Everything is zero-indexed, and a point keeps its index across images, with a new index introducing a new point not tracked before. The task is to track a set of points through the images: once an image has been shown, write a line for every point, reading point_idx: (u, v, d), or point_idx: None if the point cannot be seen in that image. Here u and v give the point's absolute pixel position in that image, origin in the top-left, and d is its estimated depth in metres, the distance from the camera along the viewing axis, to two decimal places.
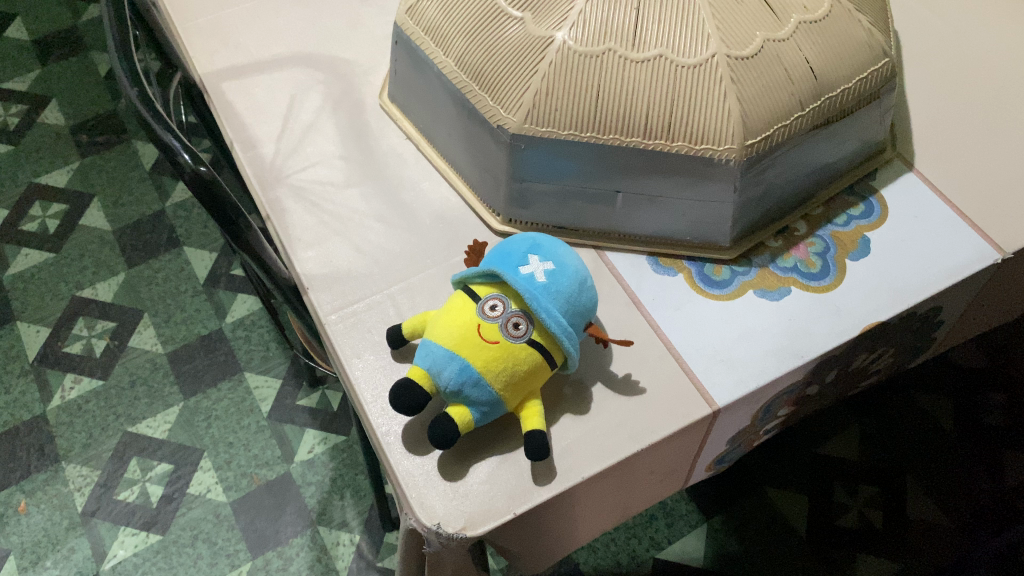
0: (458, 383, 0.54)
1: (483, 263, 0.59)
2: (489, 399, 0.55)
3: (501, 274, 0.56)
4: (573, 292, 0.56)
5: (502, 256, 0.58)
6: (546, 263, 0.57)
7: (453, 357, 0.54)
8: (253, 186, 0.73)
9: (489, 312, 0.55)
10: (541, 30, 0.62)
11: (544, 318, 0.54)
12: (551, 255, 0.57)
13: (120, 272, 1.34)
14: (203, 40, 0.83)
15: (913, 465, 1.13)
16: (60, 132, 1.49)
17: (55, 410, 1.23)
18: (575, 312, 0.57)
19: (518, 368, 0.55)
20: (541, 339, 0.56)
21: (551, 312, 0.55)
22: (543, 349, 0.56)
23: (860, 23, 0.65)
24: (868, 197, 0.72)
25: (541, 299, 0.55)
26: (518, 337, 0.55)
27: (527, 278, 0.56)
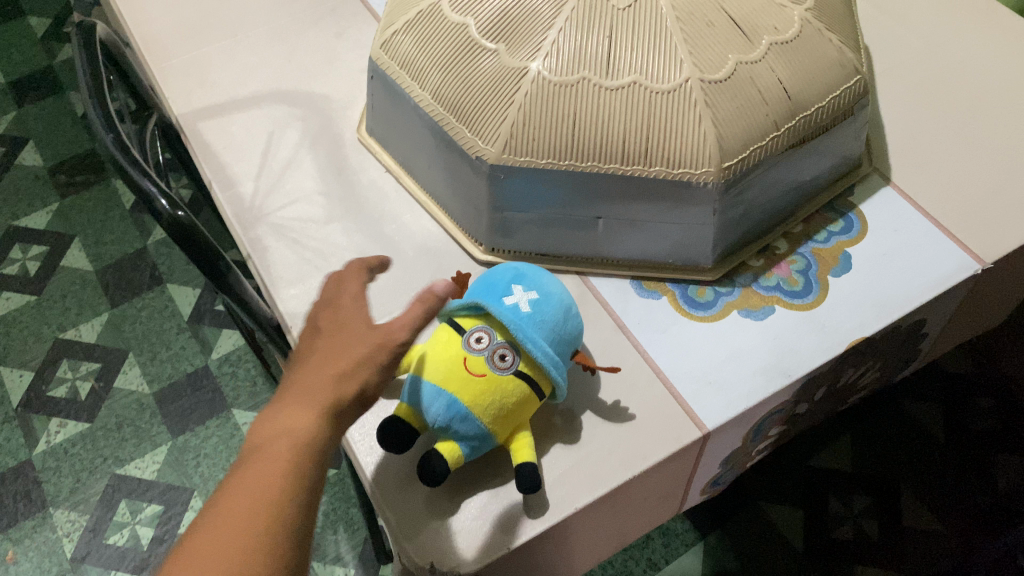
0: (447, 418, 0.54)
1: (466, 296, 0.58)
2: (478, 432, 0.55)
3: (485, 306, 0.56)
4: (559, 321, 0.56)
5: (485, 288, 0.58)
6: (529, 292, 0.57)
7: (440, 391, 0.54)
8: (233, 225, 0.73)
9: (474, 344, 0.55)
10: (515, 61, 0.62)
11: (530, 348, 0.54)
12: (534, 284, 0.57)
13: (103, 312, 1.33)
14: (179, 80, 0.83)
15: (906, 474, 1.12)
16: (38, 173, 1.48)
17: (41, 455, 1.21)
18: (560, 341, 0.56)
19: (506, 400, 0.54)
20: (528, 370, 0.55)
21: (537, 343, 0.55)
22: (531, 380, 0.55)
23: (830, 41, 0.65)
24: (847, 212, 0.73)
25: (526, 330, 0.55)
26: (504, 367, 0.54)
27: (511, 309, 0.56)
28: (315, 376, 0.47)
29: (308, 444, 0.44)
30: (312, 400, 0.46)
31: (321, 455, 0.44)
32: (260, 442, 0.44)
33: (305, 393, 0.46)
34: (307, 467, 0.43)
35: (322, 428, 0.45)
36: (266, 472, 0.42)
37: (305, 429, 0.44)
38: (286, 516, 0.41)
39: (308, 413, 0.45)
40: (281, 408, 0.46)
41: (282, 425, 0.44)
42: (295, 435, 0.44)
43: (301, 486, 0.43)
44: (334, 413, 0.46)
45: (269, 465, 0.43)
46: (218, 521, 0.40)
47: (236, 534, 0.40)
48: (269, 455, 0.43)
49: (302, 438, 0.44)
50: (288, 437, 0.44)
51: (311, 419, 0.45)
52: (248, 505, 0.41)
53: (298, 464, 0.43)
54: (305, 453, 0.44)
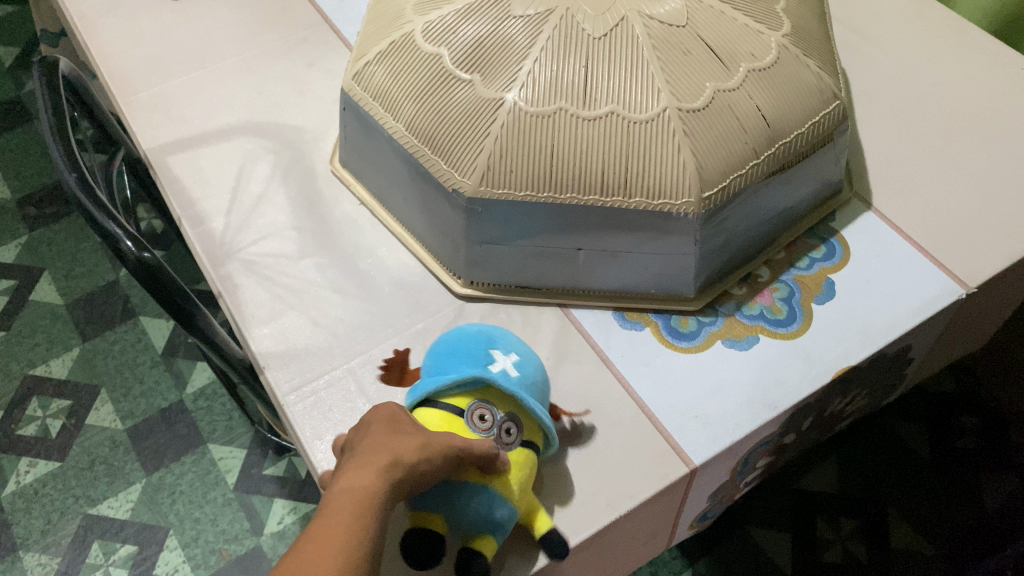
0: (478, 511, 0.52)
1: (446, 373, 0.55)
2: (507, 513, 0.52)
3: (487, 377, 0.53)
4: (539, 380, 0.57)
5: (464, 360, 0.55)
6: (511, 358, 0.56)
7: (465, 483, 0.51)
8: (203, 262, 0.71)
9: (476, 422, 0.53)
10: (490, 92, 0.61)
11: (534, 411, 0.54)
12: (509, 348, 0.57)
13: (74, 347, 1.30)
14: (146, 114, 0.81)
15: (892, 495, 1.10)
16: (5, 206, 1.45)
17: (10, 496, 1.17)
18: (540, 401, 0.57)
19: (524, 473, 0.53)
20: (527, 436, 0.55)
21: (536, 406, 0.55)
22: (531, 445, 0.55)
23: (808, 67, 0.65)
24: (829, 238, 0.72)
25: (526, 395, 0.54)
26: (511, 441, 0.53)
27: (506, 377, 0.54)
28: (375, 448, 0.46)
29: (372, 498, 0.42)
30: (375, 465, 0.44)
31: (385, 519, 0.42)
32: (331, 498, 0.42)
33: (365, 460, 0.45)
34: (377, 524, 0.41)
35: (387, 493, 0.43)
36: (345, 519, 0.40)
37: (368, 486, 0.43)
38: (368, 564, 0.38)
39: (371, 474, 0.43)
40: (345, 472, 0.44)
41: (348, 485, 0.43)
42: (357, 490, 0.42)
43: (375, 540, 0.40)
44: (396, 483, 0.44)
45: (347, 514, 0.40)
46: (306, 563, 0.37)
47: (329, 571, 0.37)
48: (346, 505, 0.41)
49: (365, 491, 0.42)
50: (357, 494, 0.42)
51: (376, 481, 0.43)
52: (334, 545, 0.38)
53: (370, 519, 0.41)
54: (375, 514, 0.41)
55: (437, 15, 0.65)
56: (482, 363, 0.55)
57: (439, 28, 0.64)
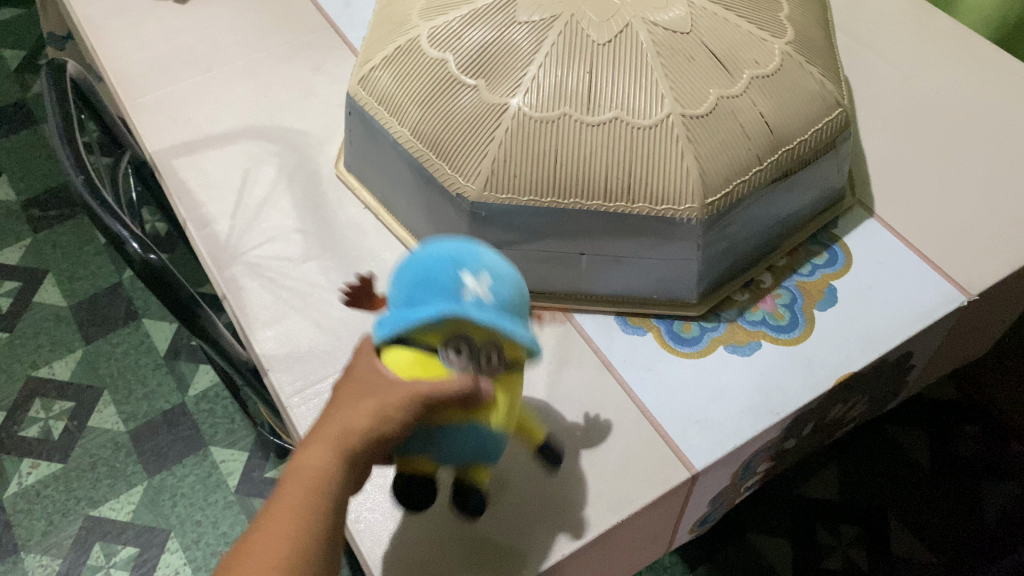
0: (471, 450, 0.49)
1: (410, 305, 0.46)
2: (500, 442, 0.50)
3: (457, 316, 0.44)
4: (522, 288, 0.47)
5: (431, 290, 0.45)
6: (484, 276, 0.45)
7: (450, 428, 0.48)
8: (208, 265, 0.71)
9: (451, 358, 0.46)
10: (495, 97, 0.61)
11: (517, 340, 0.46)
12: (483, 262, 0.45)
13: (77, 349, 1.31)
14: (151, 117, 0.82)
15: (893, 503, 1.10)
16: (10, 208, 1.45)
17: (12, 497, 1.18)
18: (523, 309, 0.48)
19: (512, 399, 0.49)
20: (510, 356, 0.48)
21: (519, 329, 0.46)
22: (514, 366, 0.49)
23: (812, 75, 0.65)
24: (831, 245, 0.73)
25: (506, 322, 0.45)
26: (492, 368, 0.47)
27: (480, 308, 0.44)
28: (334, 417, 0.44)
29: (318, 485, 0.41)
30: (327, 441, 0.43)
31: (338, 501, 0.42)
32: (284, 480, 0.42)
33: (321, 433, 0.43)
34: (321, 519, 0.40)
35: (340, 473, 0.42)
36: (286, 513, 0.40)
37: (314, 472, 0.41)
38: (307, 561, 0.39)
39: (321, 453, 0.42)
40: (301, 447, 0.43)
41: (300, 465, 0.42)
42: (303, 476, 0.41)
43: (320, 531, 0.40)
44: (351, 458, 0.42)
45: (288, 506, 0.40)
46: (241, 566, 0.38)
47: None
48: (289, 494, 0.41)
49: (311, 478, 0.41)
50: (304, 479, 0.41)
51: (327, 461, 0.42)
52: (269, 547, 0.38)
53: (317, 508, 0.40)
54: (323, 500, 0.41)
55: (443, 21, 0.65)
56: (450, 294, 0.44)
57: (445, 33, 0.64)
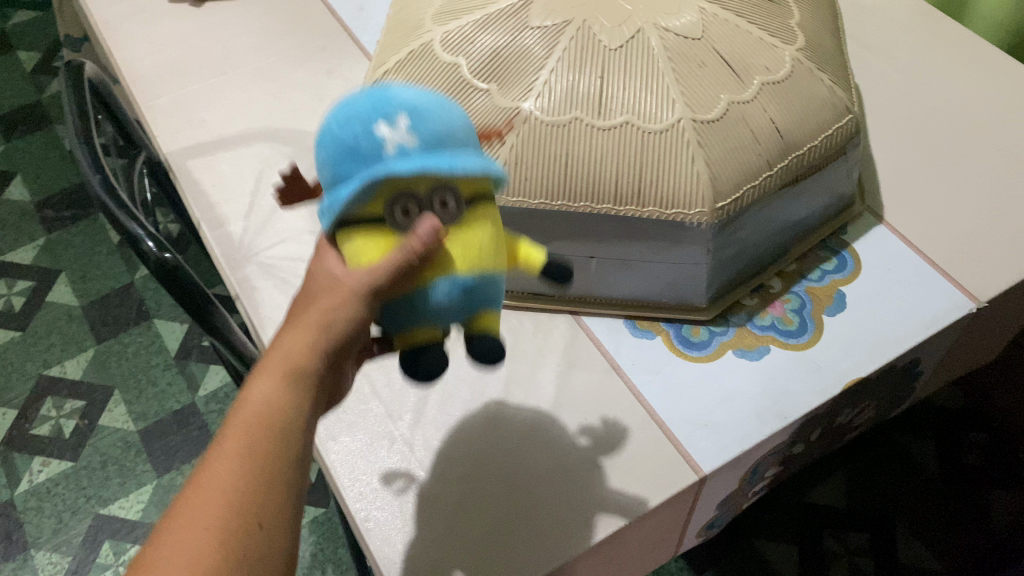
0: (462, 303, 0.43)
1: (336, 180, 0.42)
2: (487, 283, 0.44)
3: (380, 177, 0.40)
4: (447, 121, 0.42)
5: (352, 159, 0.41)
6: (400, 120, 0.41)
7: (419, 288, 0.42)
8: (221, 265, 0.72)
9: (402, 223, 0.42)
10: (507, 101, 0.61)
11: (457, 176, 0.41)
12: (395, 105, 0.41)
13: (88, 348, 1.31)
14: (165, 119, 0.83)
15: (900, 511, 1.09)
16: (24, 209, 1.47)
17: (23, 495, 1.18)
18: (462, 138, 0.43)
19: (480, 231, 0.43)
20: (466, 193, 0.43)
21: (457, 163, 0.41)
22: (476, 202, 0.43)
23: (822, 81, 0.65)
24: (841, 251, 0.73)
25: (436, 160, 0.41)
26: (452, 214, 0.42)
27: (403, 155, 0.40)
28: (280, 343, 0.43)
29: (270, 417, 0.40)
30: (275, 371, 0.42)
31: (288, 441, 0.40)
32: (230, 420, 0.40)
33: (269, 365, 0.42)
34: (276, 448, 0.40)
35: (290, 405, 0.41)
36: (229, 461, 0.38)
37: (264, 403, 0.41)
38: (251, 515, 0.37)
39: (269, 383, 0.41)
40: (248, 382, 0.42)
41: (246, 402, 0.41)
42: (253, 409, 0.40)
43: (266, 480, 0.39)
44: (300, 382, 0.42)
45: (232, 452, 0.39)
46: (197, 505, 0.37)
47: (196, 538, 0.36)
48: (235, 438, 0.39)
49: (262, 410, 0.40)
50: (254, 413, 0.40)
51: (276, 395, 0.41)
52: (209, 501, 0.37)
53: (264, 451, 0.39)
54: (271, 442, 0.40)
55: (456, 26, 0.66)
56: (368, 154, 0.41)
57: (457, 37, 0.65)
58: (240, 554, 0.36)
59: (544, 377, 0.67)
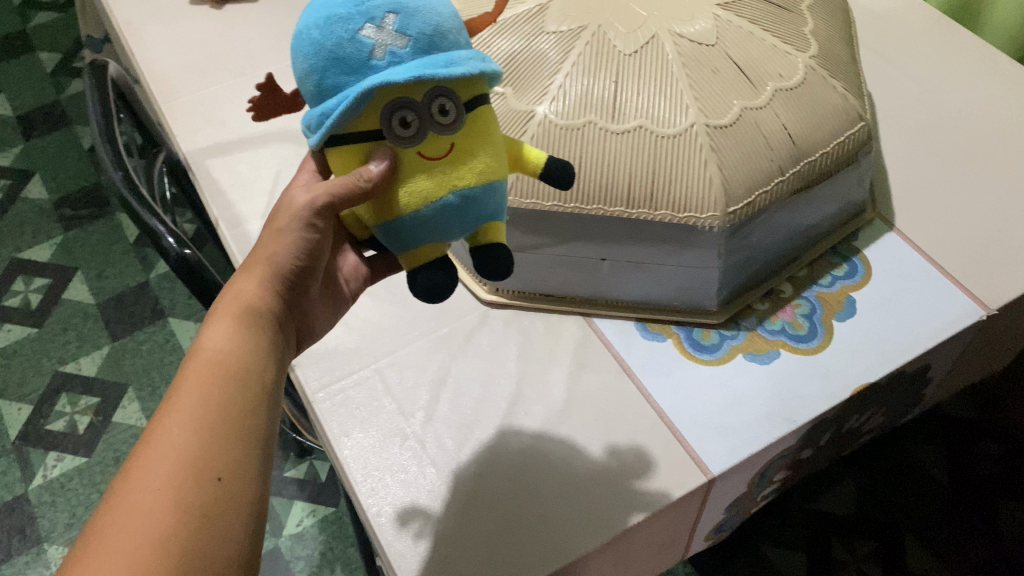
0: (470, 215, 0.44)
1: (327, 90, 0.42)
2: (493, 193, 0.44)
3: (376, 88, 0.40)
4: (433, 17, 0.42)
5: (339, 65, 0.41)
6: (387, 22, 0.41)
7: (428, 204, 0.43)
8: (239, 262, 0.73)
9: (402, 133, 0.42)
10: (523, 104, 0.62)
11: (452, 75, 0.41)
12: (378, 4, 0.41)
13: (104, 345, 1.33)
14: (186, 119, 0.84)
15: (907, 521, 1.08)
16: (43, 207, 1.49)
17: (37, 489, 1.19)
18: (450, 33, 0.43)
19: (481, 139, 0.44)
20: (462, 97, 0.43)
21: (450, 63, 0.41)
22: (475, 102, 0.44)
23: (834, 89, 0.66)
24: (852, 257, 0.73)
25: (428, 63, 0.41)
26: (452, 120, 0.43)
27: (395, 62, 0.41)
28: (231, 298, 0.49)
29: (229, 359, 0.45)
30: (225, 317, 0.47)
31: (243, 381, 0.45)
32: (184, 373, 0.44)
33: (218, 316, 0.47)
34: (236, 383, 0.45)
35: (241, 343, 0.46)
36: (188, 410, 0.42)
37: (221, 348, 0.46)
38: (212, 466, 0.40)
39: (226, 330, 0.46)
40: (202, 334, 0.46)
41: (201, 352, 0.45)
42: (212, 353, 0.45)
43: (223, 428, 0.42)
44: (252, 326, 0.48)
45: (188, 402, 0.42)
46: (166, 435, 0.41)
47: (158, 492, 0.38)
48: (192, 386, 0.43)
49: (220, 354, 0.45)
50: (214, 356, 0.45)
51: (228, 338, 0.46)
52: (170, 455, 0.40)
53: (221, 393, 0.43)
54: (228, 384, 0.44)
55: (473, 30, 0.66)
56: (358, 64, 0.41)
57: (474, 42, 0.66)
58: (204, 499, 0.39)
59: (555, 376, 0.67)
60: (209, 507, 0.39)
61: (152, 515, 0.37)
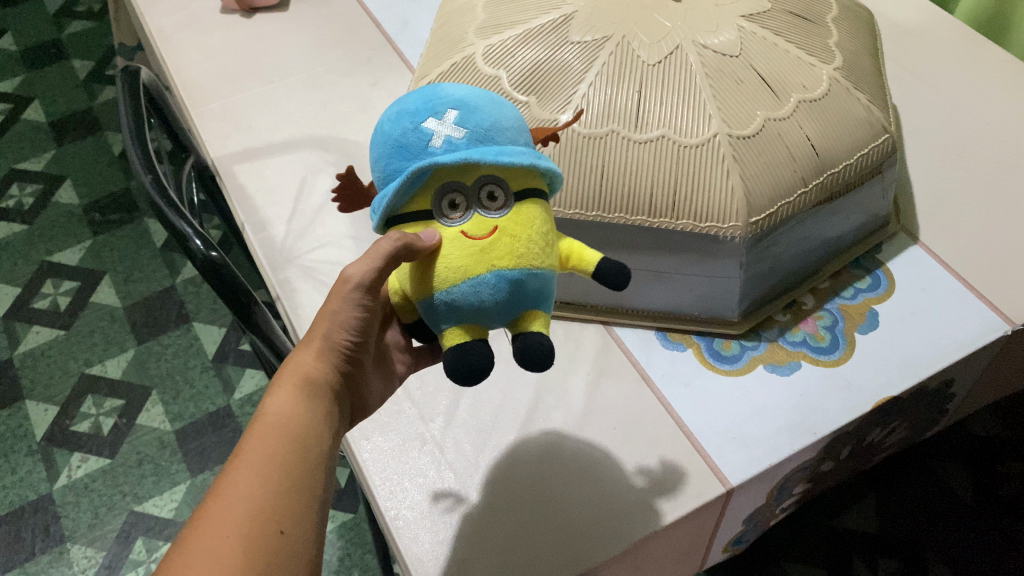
0: (506, 297, 0.42)
1: (386, 175, 0.44)
2: (535, 278, 0.43)
3: (426, 168, 0.42)
4: (496, 117, 0.44)
5: (400, 150, 0.43)
6: (449, 115, 0.43)
7: (466, 280, 0.42)
8: (264, 267, 0.74)
9: (450, 214, 0.44)
10: (547, 112, 0.62)
11: (504, 164, 0.42)
12: (443, 101, 0.44)
13: (129, 348, 1.35)
14: (215, 126, 0.86)
15: (932, 539, 1.06)
16: (73, 211, 1.51)
17: (61, 489, 1.21)
18: (512, 131, 0.44)
19: (530, 225, 0.43)
20: (516, 188, 0.44)
21: (504, 154, 0.43)
22: (529, 194, 0.44)
23: (859, 101, 0.66)
24: (875, 270, 0.73)
25: (481, 150, 0.42)
26: (500, 206, 0.43)
27: (450, 147, 0.42)
28: (291, 368, 0.50)
29: (290, 422, 0.46)
30: (286, 382, 0.49)
31: (303, 440, 0.46)
32: (248, 433, 0.46)
33: (279, 381, 0.49)
34: (296, 446, 0.45)
35: (301, 409, 0.47)
36: (251, 467, 0.43)
37: (283, 413, 0.47)
38: (275, 519, 0.42)
39: (286, 397, 0.48)
40: (264, 395, 0.48)
41: (264, 413, 0.47)
42: (274, 416, 0.46)
43: (285, 487, 0.43)
44: (310, 395, 0.49)
45: (251, 460, 0.44)
46: (232, 487, 0.42)
47: (225, 543, 0.40)
48: (256, 442, 0.45)
49: (282, 417, 0.46)
50: (275, 421, 0.46)
51: (288, 403, 0.47)
52: (235, 508, 0.41)
53: (283, 451, 0.45)
54: (290, 443, 0.45)
55: (497, 39, 0.67)
56: (417, 148, 0.43)
57: (499, 51, 0.66)
58: (268, 551, 0.40)
59: (574, 385, 0.68)
60: (274, 557, 0.40)
61: (221, 562, 0.39)
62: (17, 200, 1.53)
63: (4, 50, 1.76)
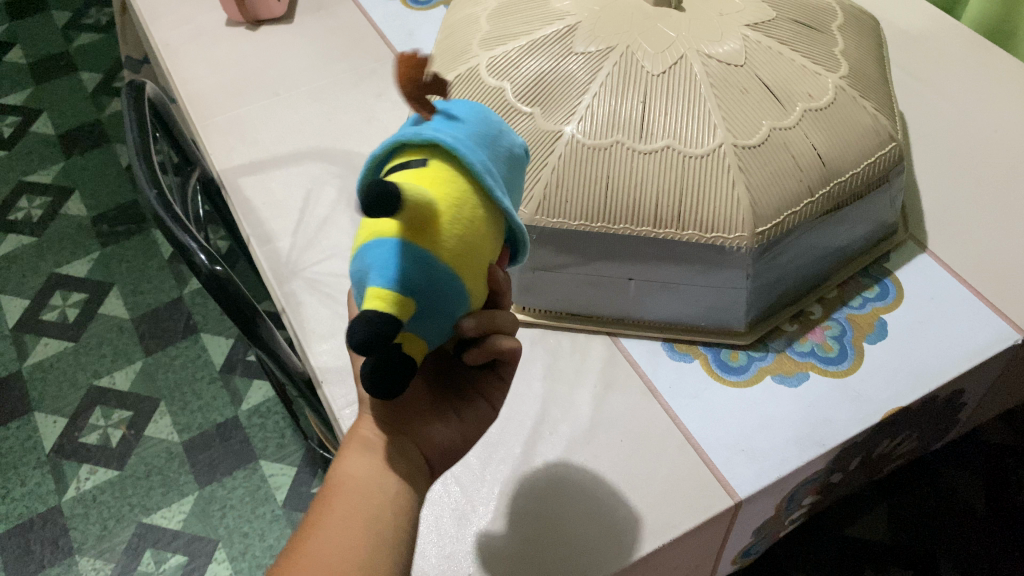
0: (362, 298, 0.37)
1: None
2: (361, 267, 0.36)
3: None
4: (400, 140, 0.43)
5: None
6: None
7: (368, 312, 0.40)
8: (269, 279, 0.74)
9: None
10: (551, 124, 0.62)
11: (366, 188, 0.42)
12: None
13: (137, 359, 1.35)
14: (220, 139, 0.86)
15: (944, 549, 1.04)
16: (81, 224, 1.52)
17: (70, 501, 1.21)
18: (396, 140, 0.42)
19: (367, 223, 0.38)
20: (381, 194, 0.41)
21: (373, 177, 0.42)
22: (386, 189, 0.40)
23: (865, 109, 0.65)
24: (883, 278, 0.73)
25: None
26: None
27: None
28: (357, 434, 0.48)
29: (363, 485, 0.45)
30: (351, 448, 0.47)
31: (375, 499, 0.45)
32: (317, 499, 0.46)
33: (348, 448, 0.48)
34: (371, 507, 0.44)
35: (370, 470, 0.46)
36: (324, 533, 0.43)
37: (354, 476, 0.46)
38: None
39: (355, 461, 0.46)
40: (333, 463, 0.47)
41: (336, 478, 0.46)
42: (345, 481, 0.45)
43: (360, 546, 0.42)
44: (379, 454, 0.47)
45: (324, 526, 0.43)
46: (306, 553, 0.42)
47: None
48: (326, 509, 0.44)
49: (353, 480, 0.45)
50: (346, 485, 0.45)
51: (357, 466, 0.46)
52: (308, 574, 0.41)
53: (355, 513, 0.44)
54: (363, 505, 0.44)
55: (501, 51, 0.67)
56: None
57: (503, 62, 0.66)
58: None
59: (580, 397, 0.67)
60: None
61: None
62: (25, 213, 1.54)
63: (12, 63, 1.77)
